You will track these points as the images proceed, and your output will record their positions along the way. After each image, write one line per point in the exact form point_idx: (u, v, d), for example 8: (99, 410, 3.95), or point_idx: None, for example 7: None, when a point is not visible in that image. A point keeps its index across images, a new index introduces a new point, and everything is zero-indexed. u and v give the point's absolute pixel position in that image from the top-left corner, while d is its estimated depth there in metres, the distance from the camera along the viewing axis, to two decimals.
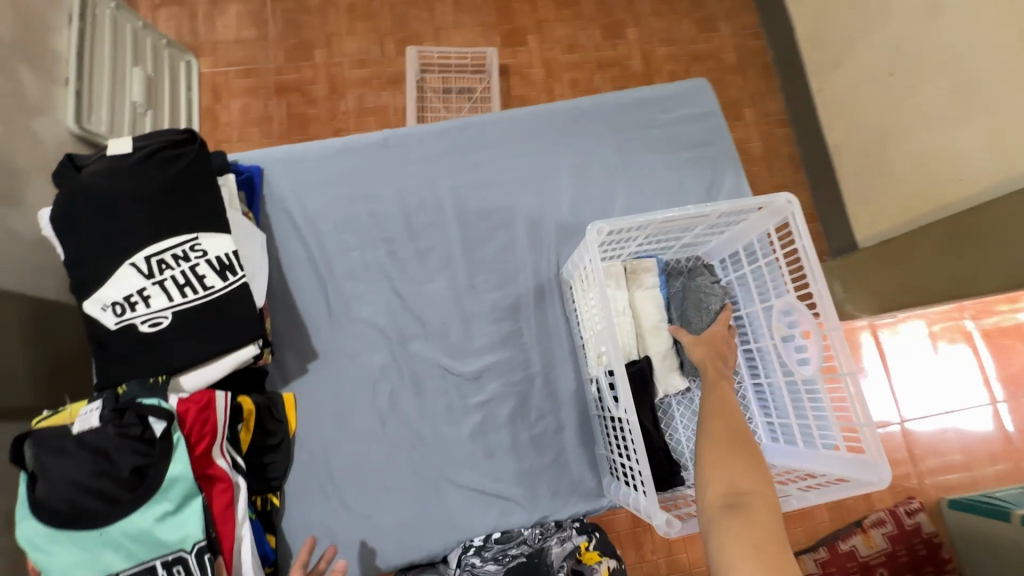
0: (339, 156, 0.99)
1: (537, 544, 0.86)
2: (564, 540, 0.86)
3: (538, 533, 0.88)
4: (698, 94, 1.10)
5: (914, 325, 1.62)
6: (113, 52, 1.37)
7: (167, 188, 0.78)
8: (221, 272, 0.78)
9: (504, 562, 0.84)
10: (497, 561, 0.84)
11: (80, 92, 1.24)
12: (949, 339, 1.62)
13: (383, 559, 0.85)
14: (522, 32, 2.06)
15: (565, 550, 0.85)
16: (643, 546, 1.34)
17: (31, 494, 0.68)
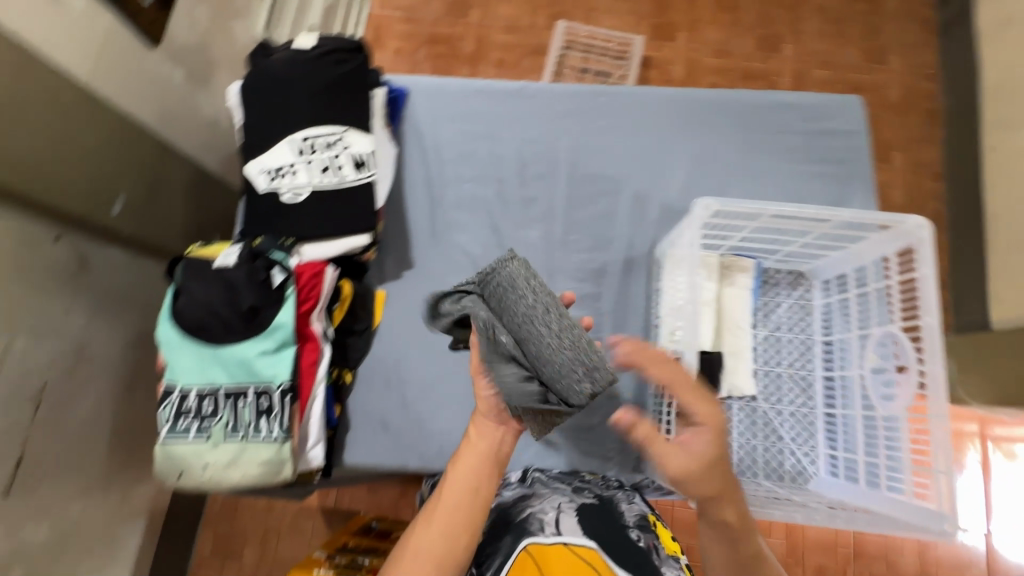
0: (476, 97, 1.06)
1: (603, 490, 0.88)
2: (632, 499, 0.87)
3: (600, 479, 0.90)
4: (847, 110, 1.04)
5: None
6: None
7: (330, 84, 0.87)
8: (356, 166, 0.87)
9: (571, 485, 0.88)
10: (563, 482, 0.88)
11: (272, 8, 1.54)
12: None
13: (420, 461, 0.91)
14: (672, 28, 2.03)
15: (635, 513, 0.83)
16: None
17: (174, 304, 0.82)
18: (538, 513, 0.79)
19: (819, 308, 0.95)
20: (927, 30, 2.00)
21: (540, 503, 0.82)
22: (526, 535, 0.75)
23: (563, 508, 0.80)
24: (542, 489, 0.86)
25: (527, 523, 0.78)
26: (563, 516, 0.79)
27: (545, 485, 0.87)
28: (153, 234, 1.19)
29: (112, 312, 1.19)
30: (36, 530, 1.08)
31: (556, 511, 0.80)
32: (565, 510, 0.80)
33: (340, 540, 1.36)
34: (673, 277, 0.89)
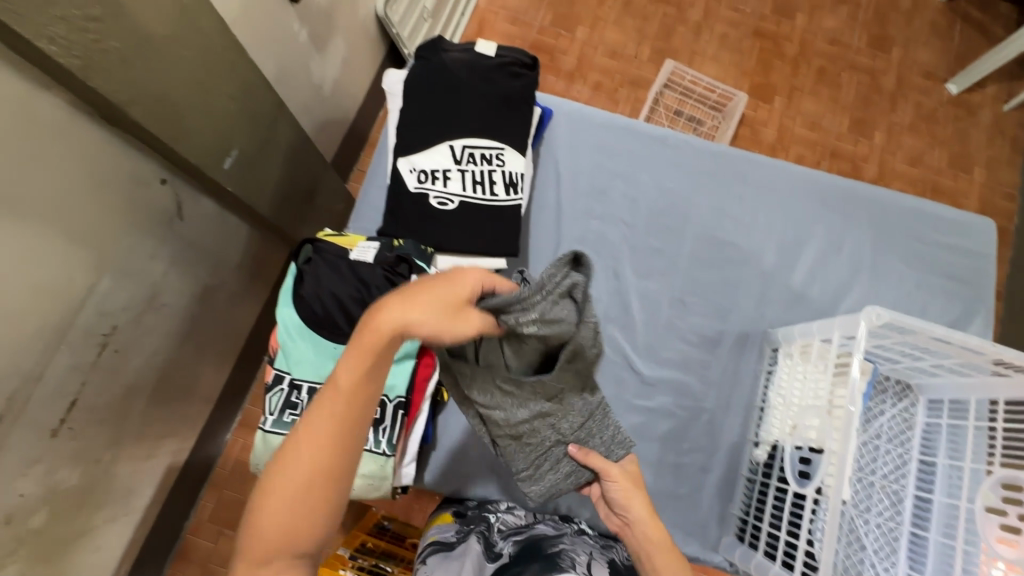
0: (618, 135, 1.04)
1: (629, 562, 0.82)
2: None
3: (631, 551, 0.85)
4: (981, 232, 1.04)
5: None
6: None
7: (500, 97, 0.86)
8: (507, 186, 0.84)
9: (599, 542, 0.83)
10: (596, 540, 0.84)
11: None
12: None
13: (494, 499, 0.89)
14: (771, 90, 2.02)
15: None
16: None
17: (298, 289, 0.79)
18: (571, 551, 0.74)
19: (922, 425, 0.94)
20: (1014, 148, 2.02)
21: (569, 545, 0.77)
22: (560, 566, 0.69)
23: (595, 556, 0.76)
24: (574, 535, 0.82)
25: (558, 557, 0.72)
26: (595, 564, 0.74)
27: (577, 534, 0.83)
28: (251, 197, 1.15)
29: (188, 264, 1.14)
30: (69, 475, 1.03)
31: (588, 557, 0.75)
32: (597, 559, 0.76)
33: (357, 538, 1.11)
34: (797, 368, 0.87)
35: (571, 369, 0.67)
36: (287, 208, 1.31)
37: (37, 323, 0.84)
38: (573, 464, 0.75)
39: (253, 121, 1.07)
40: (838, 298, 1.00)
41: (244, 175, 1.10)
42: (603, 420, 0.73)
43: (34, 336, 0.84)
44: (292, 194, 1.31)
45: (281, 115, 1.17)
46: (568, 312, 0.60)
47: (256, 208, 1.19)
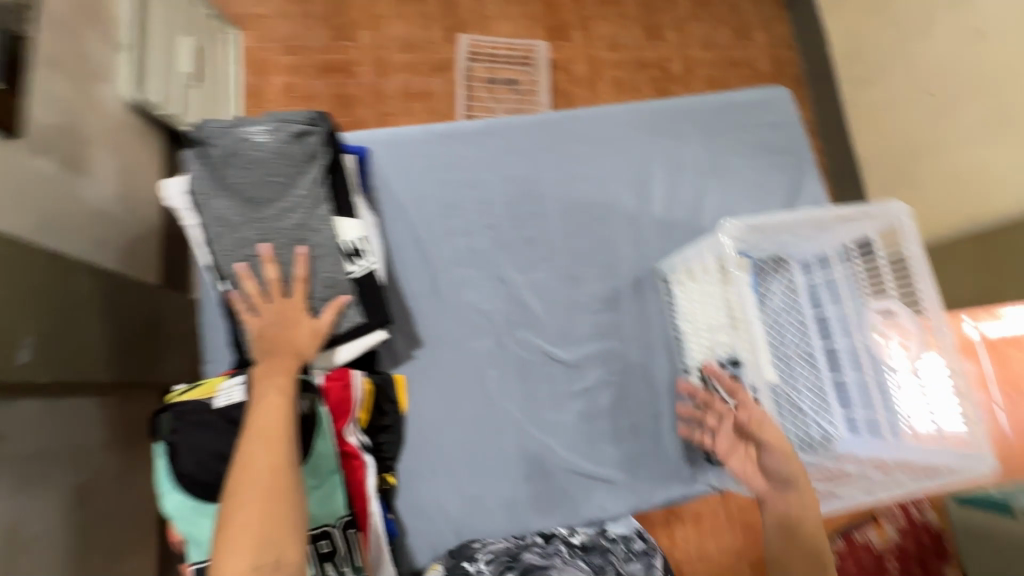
0: (442, 143, 0.99)
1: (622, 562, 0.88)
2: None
3: (622, 547, 0.91)
4: (783, 102, 1.14)
5: None
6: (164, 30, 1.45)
7: (301, 164, 0.76)
8: (349, 257, 0.78)
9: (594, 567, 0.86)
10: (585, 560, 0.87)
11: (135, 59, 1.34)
12: None
13: (471, 539, 0.86)
14: (566, 27, 2.06)
15: None
16: (674, 536, 1.56)
17: (174, 467, 0.68)
18: None
19: (804, 287, 1.04)
20: (777, 3, 2.24)
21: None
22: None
23: None
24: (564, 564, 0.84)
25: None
26: None
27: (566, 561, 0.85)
28: (78, 373, 0.97)
29: (42, 479, 0.95)
30: None
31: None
32: None
33: None
34: (691, 289, 0.91)
35: (278, 188, 0.75)
36: (131, 357, 1.13)
37: None
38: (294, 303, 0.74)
39: (32, 294, 0.89)
40: (698, 210, 1.06)
41: (59, 358, 0.93)
42: (329, 266, 0.76)
43: None
44: (128, 341, 1.12)
45: (74, 263, 1.00)
46: (306, 143, 0.76)
47: (92, 381, 1.01)
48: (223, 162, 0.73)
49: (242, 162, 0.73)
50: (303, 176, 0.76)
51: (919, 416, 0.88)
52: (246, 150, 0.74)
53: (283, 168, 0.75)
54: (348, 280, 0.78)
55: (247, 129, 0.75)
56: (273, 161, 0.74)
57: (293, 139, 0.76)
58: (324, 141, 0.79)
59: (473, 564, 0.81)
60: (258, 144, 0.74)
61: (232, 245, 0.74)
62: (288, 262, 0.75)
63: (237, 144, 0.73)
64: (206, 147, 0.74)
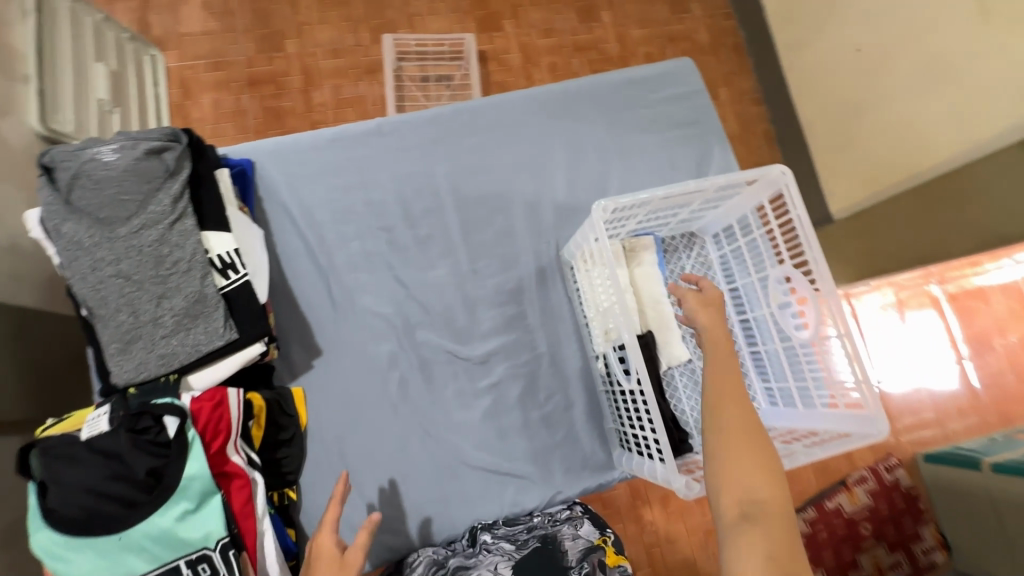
0: (329, 147, 0.97)
1: (549, 528, 0.85)
2: (578, 530, 0.83)
3: (547, 517, 0.88)
4: (686, 72, 1.11)
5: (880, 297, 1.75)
6: (73, 50, 1.31)
7: (156, 179, 0.73)
8: (224, 270, 0.76)
9: (518, 542, 0.82)
10: (509, 538, 0.83)
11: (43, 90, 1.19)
12: (910, 308, 1.74)
13: (381, 547, 0.85)
14: (497, 17, 2.03)
15: (580, 547, 0.79)
16: (644, 519, 1.47)
17: (44, 503, 0.66)
18: None
19: (716, 259, 1.02)
20: None
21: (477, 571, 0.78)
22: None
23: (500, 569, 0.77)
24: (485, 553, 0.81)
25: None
26: None
27: (488, 550, 0.81)
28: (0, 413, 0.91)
29: None
30: None
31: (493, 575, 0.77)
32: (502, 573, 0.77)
33: None
34: (588, 273, 0.90)
35: (131, 205, 0.72)
36: (62, 385, 1.08)
37: None
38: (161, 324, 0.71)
39: None
40: (602, 192, 1.04)
41: None
42: (194, 281, 0.73)
43: None
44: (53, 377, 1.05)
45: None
46: (160, 158, 0.74)
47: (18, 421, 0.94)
48: (73, 185, 0.71)
49: (90, 183, 0.71)
50: (159, 190, 0.73)
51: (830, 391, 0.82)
52: (94, 170, 0.71)
53: (135, 184, 0.72)
54: (216, 294, 0.74)
55: (97, 149, 0.73)
56: (123, 178, 0.72)
57: (145, 154, 0.73)
58: (183, 154, 0.76)
59: None
60: (107, 163, 0.72)
61: (87, 268, 0.70)
62: (147, 281, 0.71)
63: (84, 164, 0.71)
64: (56, 172, 0.72)
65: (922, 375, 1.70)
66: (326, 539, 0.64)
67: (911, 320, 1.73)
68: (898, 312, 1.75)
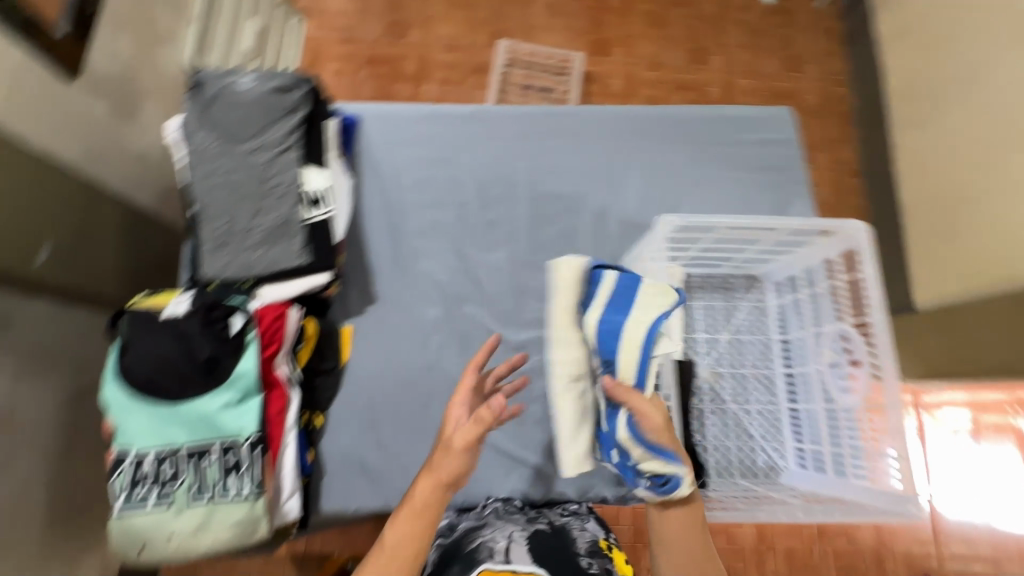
0: (429, 121, 1.05)
1: (559, 519, 0.89)
2: (586, 524, 0.88)
3: (558, 508, 0.91)
4: (782, 120, 1.11)
5: (975, 413, 1.54)
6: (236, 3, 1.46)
7: (279, 112, 0.83)
8: (311, 203, 0.84)
9: (531, 522, 0.86)
10: (523, 515, 0.88)
11: (204, 32, 1.34)
12: (1008, 438, 1.52)
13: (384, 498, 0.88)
14: (609, 43, 2.10)
15: (589, 539, 0.83)
16: (644, 564, 1.32)
17: (119, 363, 0.75)
18: (488, 542, 0.79)
19: (774, 308, 1.00)
20: (837, 37, 2.11)
21: (492, 532, 0.81)
22: (477, 562, 0.75)
23: (514, 537, 0.80)
24: (497, 520, 0.85)
25: (476, 553, 0.77)
26: (513, 546, 0.78)
27: (501, 518, 0.86)
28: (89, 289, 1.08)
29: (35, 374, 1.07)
30: None
31: (507, 541, 0.79)
32: (516, 538, 0.80)
33: None
34: None
35: (253, 130, 0.81)
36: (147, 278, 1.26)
37: None
38: (251, 237, 0.80)
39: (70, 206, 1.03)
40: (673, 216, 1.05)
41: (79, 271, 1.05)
42: (288, 207, 0.81)
43: None
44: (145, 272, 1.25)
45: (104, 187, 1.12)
46: (286, 94, 0.83)
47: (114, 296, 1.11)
48: (211, 101, 0.82)
49: (226, 103, 0.81)
50: (278, 122, 0.83)
51: (865, 466, 0.79)
52: (229, 93, 0.82)
53: (261, 113, 0.82)
54: (301, 221, 0.82)
55: (237, 77, 0.83)
56: (252, 104, 0.82)
57: (273, 88, 0.83)
58: (306, 97, 0.86)
59: None
60: (241, 89, 0.82)
61: (206, 174, 0.81)
62: (250, 196, 0.81)
63: (224, 86, 0.82)
64: (201, 89, 0.83)
65: (996, 507, 1.49)
66: (461, 411, 0.71)
67: (1005, 451, 1.51)
68: (991, 436, 1.53)
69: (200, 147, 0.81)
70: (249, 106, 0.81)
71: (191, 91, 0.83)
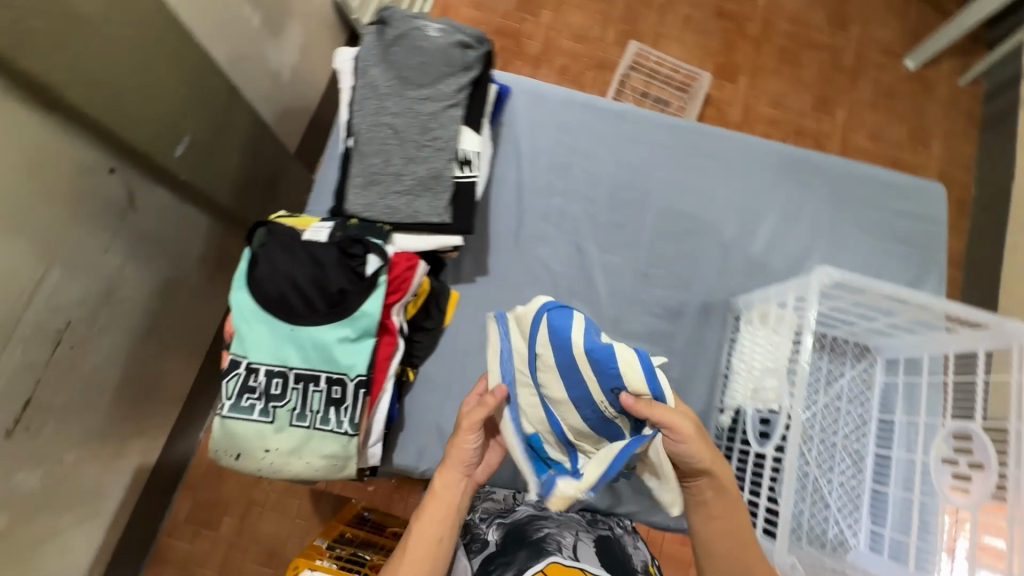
0: (578, 111, 1.04)
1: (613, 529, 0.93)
2: (637, 543, 0.91)
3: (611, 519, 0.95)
4: (932, 197, 1.06)
5: None
6: None
7: (456, 67, 0.82)
8: (461, 163, 0.83)
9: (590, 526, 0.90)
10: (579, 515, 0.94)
11: None
12: None
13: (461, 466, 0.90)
14: (735, 70, 2.04)
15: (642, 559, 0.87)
16: None
17: (251, 272, 0.77)
18: (556, 534, 0.83)
19: (880, 384, 0.96)
20: (973, 120, 2.01)
21: (557, 527, 0.85)
22: (547, 552, 0.76)
23: (580, 537, 0.84)
24: (559, 516, 0.90)
25: (545, 543, 0.80)
26: (580, 545, 0.82)
27: (561, 515, 0.91)
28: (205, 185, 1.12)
29: (146, 256, 1.12)
30: (28, 477, 1.01)
31: (573, 539, 0.83)
32: (581, 538, 0.84)
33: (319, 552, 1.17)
34: (756, 330, 0.89)
35: (429, 79, 0.81)
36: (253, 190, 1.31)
37: None
38: (400, 183, 0.80)
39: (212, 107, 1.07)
40: (798, 265, 1.01)
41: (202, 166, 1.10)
42: (442, 161, 0.81)
43: None
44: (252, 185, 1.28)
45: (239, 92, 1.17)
46: (467, 50, 0.83)
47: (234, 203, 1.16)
48: (395, 40, 0.82)
49: (410, 47, 0.81)
50: (453, 76, 0.82)
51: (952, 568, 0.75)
52: (415, 36, 0.81)
53: (440, 64, 0.81)
54: (449, 179, 0.81)
55: (425, 22, 0.83)
56: (435, 53, 0.81)
57: (457, 42, 0.82)
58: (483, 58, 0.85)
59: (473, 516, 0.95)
60: (427, 36, 0.81)
61: (373, 111, 0.81)
62: (409, 143, 0.80)
63: (411, 29, 0.81)
64: (386, 25, 0.83)
65: None
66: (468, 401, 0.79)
67: None
68: None
69: (373, 82, 0.81)
70: (431, 54, 0.81)
71: (376, 25, 0.83)
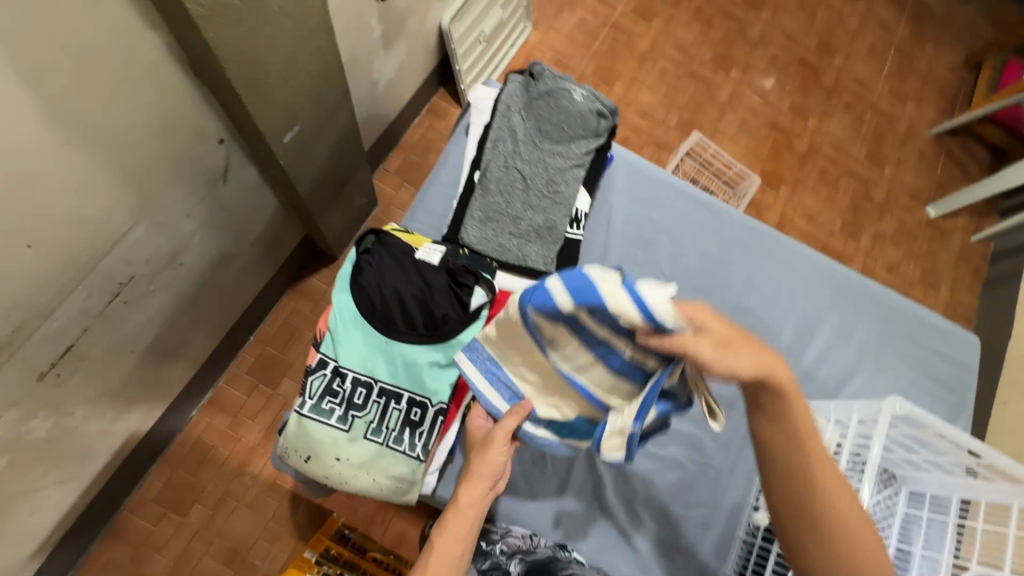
0: (671, 192, 1.10)
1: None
2: None
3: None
4: (969, 345, 1.13)
5: None
6: None
7: (588, 133, 0.92)
8: (571, 221, 0.89)
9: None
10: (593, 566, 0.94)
11: None
12: None
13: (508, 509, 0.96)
14: (777, 179, 2.12)
15: None
16: None
17: (358, 277, 0.79)
18: None
19: (902, 513, 1.00)
20: None
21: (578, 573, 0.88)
22: None
23: None
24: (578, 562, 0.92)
25: None
26: None
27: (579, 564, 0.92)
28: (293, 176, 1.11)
29: (218, 228, 1.11)
30: (40, 425, 0.96)
31: None
32: None
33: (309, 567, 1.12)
34: None
35: (563, 138, 0.91)
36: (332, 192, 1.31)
37: (65, 257, 0.81)
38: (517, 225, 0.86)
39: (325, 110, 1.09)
40: (843, 382, 1.06)
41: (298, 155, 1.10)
42: (559, 212, 0.89)
43: (60, 271, 0.81)
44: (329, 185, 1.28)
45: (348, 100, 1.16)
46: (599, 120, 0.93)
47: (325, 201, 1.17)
48: (541, 97, 0.92)
49: (554, 106, 0.91)
50: (584, 139, 0.92)
51: None
52: (560, 98, 0.92)
53: (577, 126, 0.91)
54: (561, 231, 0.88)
55: (569, 87, 0.93)
56: (574, 116, 0.91)
57: (594, 111, 0.92)
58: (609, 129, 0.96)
59: (491, 546, 0.92)
60: (569, 100, 0.91)
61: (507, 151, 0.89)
62: (534, 188, 0.88)
63: (557, 91, 0.92)
64: (534, 82, 0.93)
65: None
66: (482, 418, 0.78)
67: None
68: None
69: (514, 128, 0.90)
70: (570, 116, 0.91)
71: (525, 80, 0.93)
